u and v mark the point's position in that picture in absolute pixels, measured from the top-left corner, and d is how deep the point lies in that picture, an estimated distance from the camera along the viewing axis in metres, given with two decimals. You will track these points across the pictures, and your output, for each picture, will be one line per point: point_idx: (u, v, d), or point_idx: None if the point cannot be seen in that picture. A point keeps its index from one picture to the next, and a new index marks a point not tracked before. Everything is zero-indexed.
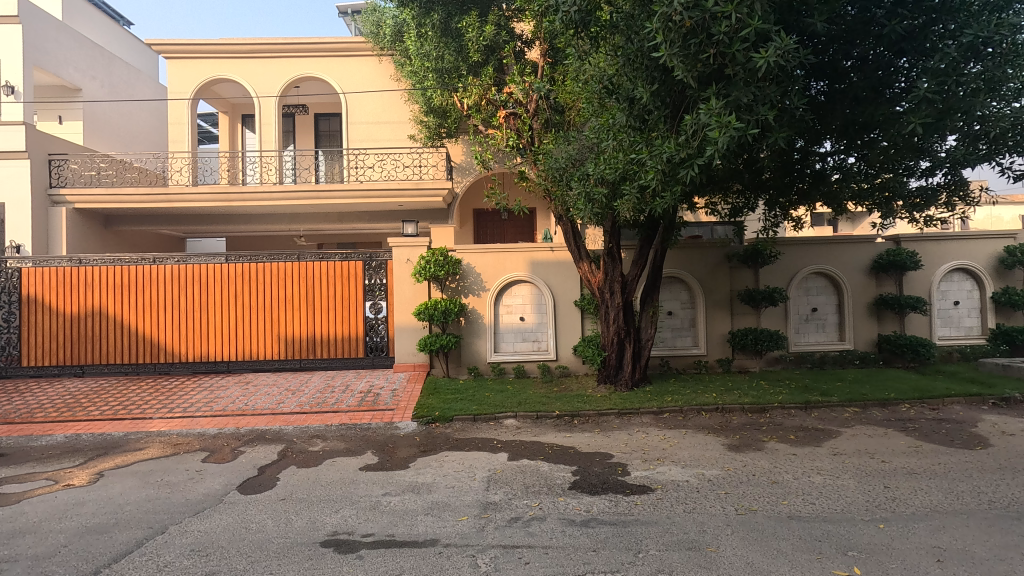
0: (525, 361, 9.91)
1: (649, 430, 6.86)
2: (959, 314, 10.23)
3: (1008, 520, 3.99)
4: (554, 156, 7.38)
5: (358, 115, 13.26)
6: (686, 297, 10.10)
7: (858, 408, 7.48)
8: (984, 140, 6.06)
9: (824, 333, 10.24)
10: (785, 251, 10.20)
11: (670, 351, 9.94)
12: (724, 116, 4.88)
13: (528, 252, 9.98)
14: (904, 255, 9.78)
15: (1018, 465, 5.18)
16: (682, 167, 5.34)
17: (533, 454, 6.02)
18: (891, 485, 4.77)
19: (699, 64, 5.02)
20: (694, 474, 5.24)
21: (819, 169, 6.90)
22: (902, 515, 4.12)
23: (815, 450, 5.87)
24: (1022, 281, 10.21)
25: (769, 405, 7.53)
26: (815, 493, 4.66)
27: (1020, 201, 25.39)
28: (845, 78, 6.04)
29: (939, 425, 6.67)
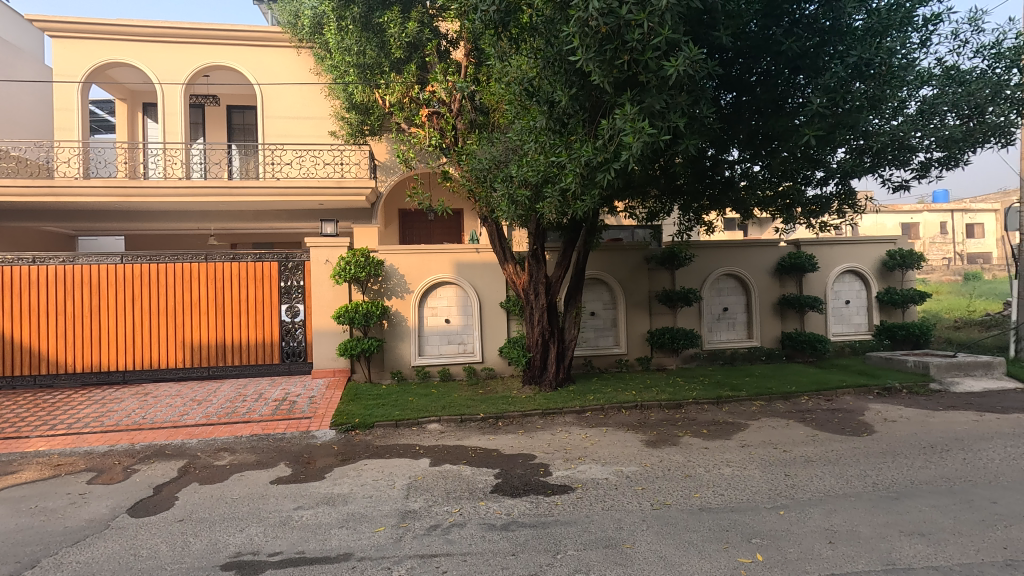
0: (450, 364, 9.80)
1: (572, 429, 6.96)
2: (850, 312, 11.18)
3: (889, 500, 4.37)
4: (477, 156, 7.34)
5: (275, 109, 12.59)
6: (608, 298, 10.39)
7: (764, 401, 7.98)
8: (869, 154, 6.68)
9: (733, 331, 10.87)
10: (699, 253, 10.73)
11: (593, 351, 10.17)
12: (638, 122, 5.03)
13: (453, 253, 9.89)
14: (803, 258, 10.59)
15: (898, 449, 5.71)
16: (600, 171, 5.46)
17: (456, 459, 5.93)
18: (790, 473, 5.11)
19: (615, 70, 5.16)
20: (613, 471, 5.36)
21: (728, 176, 7.28)
22: (800, 501, 4.41)
23: (725, 443, 6.18)
24: (900, 282, 11.34)
25: (684, 401, 7.87)
26: (725, 484, 4.90)
27: (900, 210, 28.29)
28: (748, 91, 6.41)
29: (832, 414, 7.24)
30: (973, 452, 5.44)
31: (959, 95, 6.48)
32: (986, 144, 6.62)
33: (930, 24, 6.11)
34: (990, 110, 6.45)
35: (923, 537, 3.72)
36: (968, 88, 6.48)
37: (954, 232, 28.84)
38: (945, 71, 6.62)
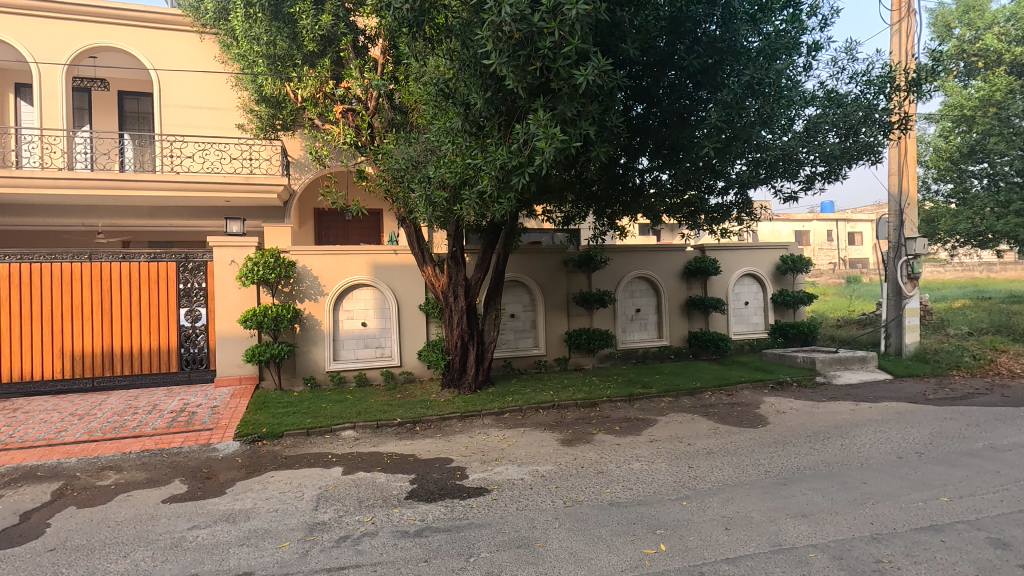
0: (367, 369, 9.53)
1: (490, 431, 6.99)
2: (749, 313, 12.06)
3: (778, 486, 4.75)
4: (394, 156, 7.20)
5: (174, 97, 11.67)
6: (527, 300, 10.54)
7: (672, 397, 8.41)
8: (764, 166, 7.24)
9: (645, 331, 11.39)
10: (614, 256, 11.14)
11: (512, 353, 10.27)
12: (551, 128, 5.15)
13: (371, 255, 9.63)
14: (707, 262, 11.27)
15: (787, 438, 6.22)
16: (515, 175, 5.54)
17: (370, 466, 5.77)
18: (693, 465, 5.42)
19: (528, 76, 5.26)
20: (528, 471, 5.43)
21: (638, 184, 7.62)
22: (701, 492, 4.69)
23: (635, 439, 6.45)
24: (792, 284, 12.40)
25: (599, 400, 8.13)
26: (634, 479, 5.11)
27: (793, 218, 30.91)
28: (655, 103, 6.74)
29: (732, 408, 7.77)
30: (850, 439, 6.03)
31: (838, 116, 7.18)
32: (860, 161, 7.38)
33: (813, 50, 6.72)
34: (863, 130, 7.21)
35: (805, 518, 4.07)
36: (846, 109, 7.19)
37: (838, 239, 31.97)
38: (827, 93, 7.30)
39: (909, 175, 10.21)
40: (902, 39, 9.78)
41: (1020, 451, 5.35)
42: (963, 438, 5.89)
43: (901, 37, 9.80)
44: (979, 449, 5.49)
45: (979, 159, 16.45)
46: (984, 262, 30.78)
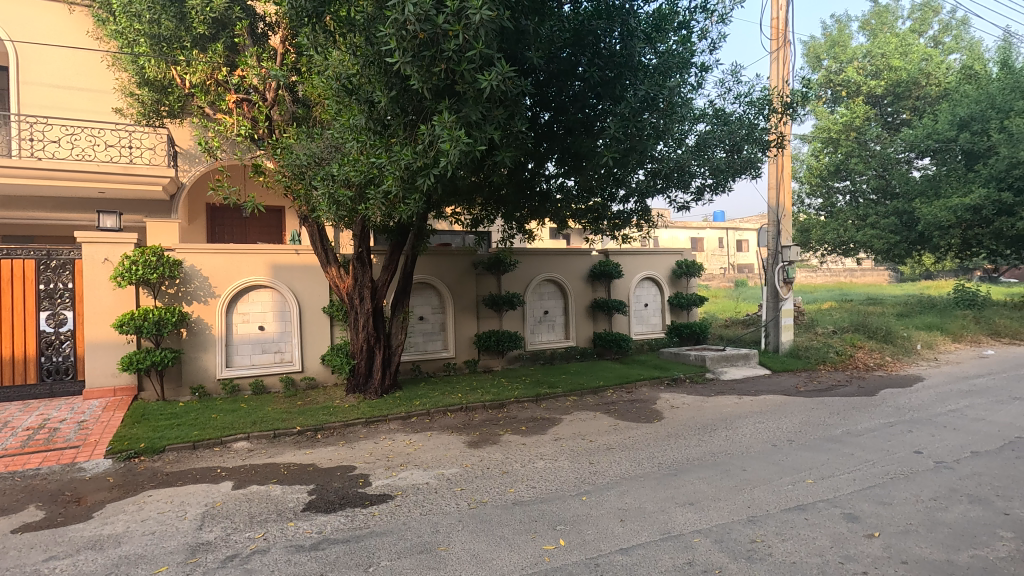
0: (264, 375, 8.98)
1: (396, 436, 6.84)
2: (648, 314, 12.75)
3: (669, 477, 5.07)
4: (295, 152, 6.87)
5: (35, 74, 10.33)
6: (437, 302, 10.46)
7: (576, 396, 8.70)
8: (660, 177, 7.73)
9: (553, 332, 11.70)
10: (522, 259, 11.34)
11: (421, 355, 10.14)
12: (455, 130, 5.16)
13: (269, 255, 9.10)
14: (611, 266, 11.78)
15: (680, 431, 6.65)
16: (420, 175, 5.50)
17: (264, 478, 5.43)
18: (594, 461, 5.64)
19: (433, 77, 5.24)
20: (434, 475, 5.38)
21: (544, 189, 7.84)
22: (599, 486, 4.89)
23: (540, 438, 6.60)
24: (686, 287, 13.28)
25: (506, 401, 8.23)
26: (537, 477, 5.22)
27: (690, 226, 33.13)
28: (560, 111, 6.97)
29: (632, 405, 8.18)
30: (733, 430, 6.57)
31: (724, 133, 7.81)
32: (744, 175, 8.07)
33: (702, 71, 7.26)
34: (745, 148, 7.90)
35: (692, 506, 4.37)
36: (731, 127, 7.84)
37: (728, 246, 34.73)
38: (715, 112, 7.92)
39: (785, 189, 11.28)
40: (780, 66, 10.82)
41: (870, 435, 6.10)
42: (826, 425, 6.62)
43: (779, 64, 10.83)
44: (839, 434, 6.20)
45: (842, 177, 18.58)
46: (847, 268, 34.83)
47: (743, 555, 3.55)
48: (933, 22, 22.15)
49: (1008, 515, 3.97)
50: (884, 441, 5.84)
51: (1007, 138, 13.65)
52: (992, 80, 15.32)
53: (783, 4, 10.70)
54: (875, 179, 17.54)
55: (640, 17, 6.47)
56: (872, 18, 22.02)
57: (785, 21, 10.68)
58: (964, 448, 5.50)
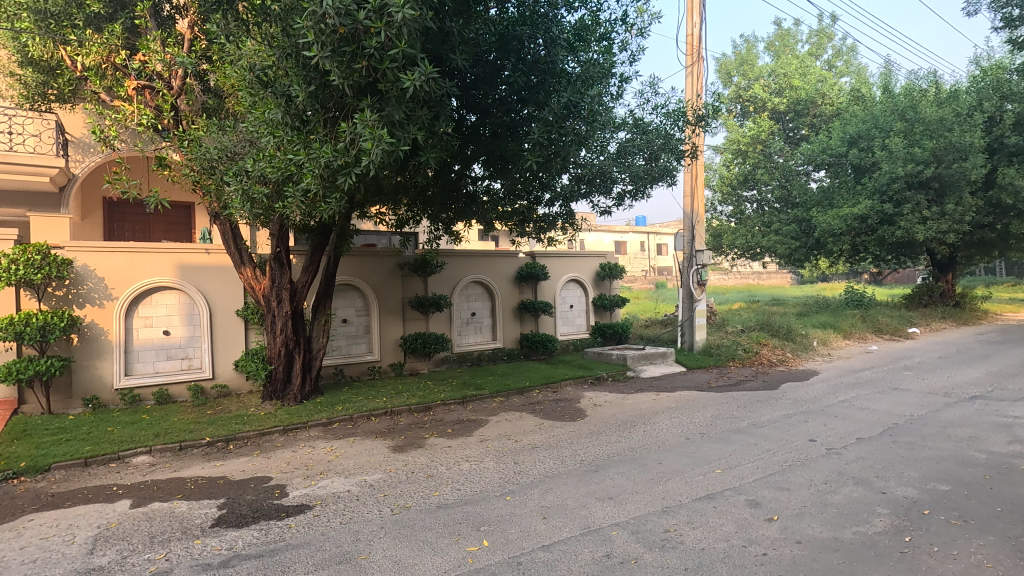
0: (169, 384, 8.35)
1: (316, 443, 6.59)
2: (573, 314, 13.07)
3: (591, 473, 5.23)
4: (204, 145, 6.46)
5: None
6: (361, 305, 10.19)
7: (503, 397, 8.77)
8: (583, 183, 7.99)
9: (480, 334, 11.72)
10: (449, 260, 11.28)
11: (343, 359, 9.83)
12: (378, 129, 5.07)
13: (176, 254, 8.49)
14: (537, 267, 11.98)
15: (601, 428, 6.88)
16: (340, 174, 5.35)
17: (168, 495, 5.05)
18: (519, 460, 5.71)
19: (355, 74, 5.12)
20: (355, 482, 5.23)
21: (471, 191, 7.86)
22: (523, 485, 4.96)
23: (466, 440, 6.60)
24: (609, 289, 13.73)
25: (432, 404, 8.14)
26: (462, 479, 5.22)
27: (614, 230, 34.32)
28: (486, 114, 7.02)
29: (557, 404, 8.35)
30: (650, 425, 6.88)
31: (642, 142, 8.19)
32: (660, 183, 8.48)
33: (622, 81, 7.56)
34: (662, 156, 8.31)
35: (611, 500, 4.54)
36: (648, 137, 8.23)
37: (649, 249, 36.32)
38: (634, 121, 8.28)
39: (698, 197, 11.94)
40: (694, 80, 11.45)
41: (772, 426, 6.60)
42: (734, 418, 7.08)
43: (693, 78, 11.47)
44: (745, 426, 6.64)
45: (750, 187, 20.10)
46: (754, 271, 37.43)
47: (658, 545, 3.73)
48: (827, 48, 24.31)
49: (886, 493, 4.43)
50: (783, 431, 6.33)
51: (888, 155, 15.17)
52: (876, 103, 16.98)
53: (697, 22, 11.33)
54: (778, 189, 19.07)
55: (563, 26, 6.67)
56: (776, 41, 23.81)
57: (699, 38, 11.32)
58: (850, 435, 6.07)
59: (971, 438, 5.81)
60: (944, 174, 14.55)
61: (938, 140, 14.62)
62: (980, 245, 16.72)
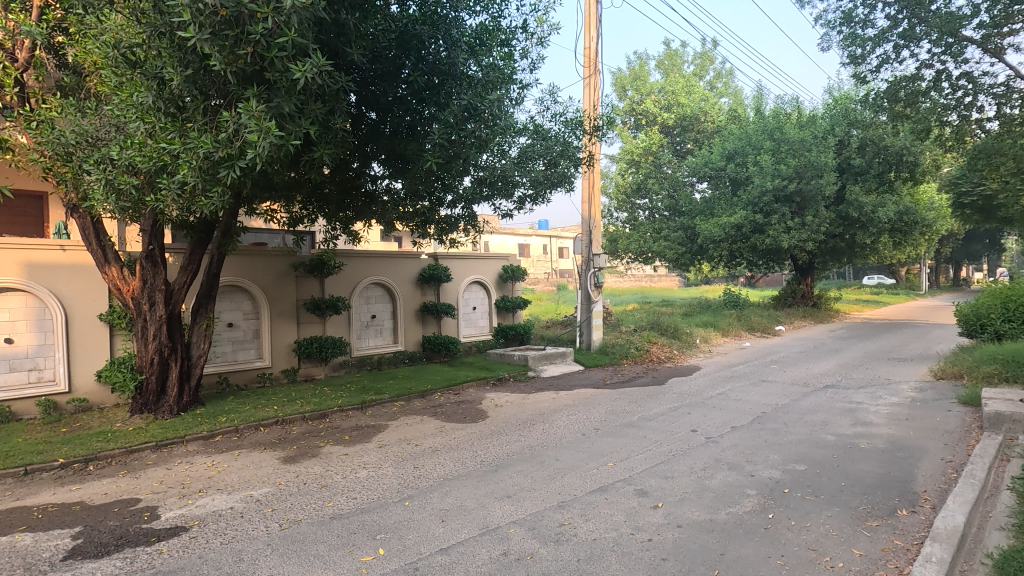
0: (13, 400, 7.26)
1: (195, 458, 6.05)
2: (476, 316, 13.11)
3: (490, 473, 5.28)
4: (58, 128, 5.73)
5: None
6: (250, 307, 9.54)
7: (404, 401, 8.59)
8: (485, 185, 8.09)
9: (380, 337, 11.40)
10: (347, 261, 10.86)
11: (229, 367, 9.12)
12: (265, 121, 4.77)
13: (22, 252, 7.43)
14: (440, 270, 11.91)
15: (502, 428, 6.97)
16: (222, 167, 4.98)
17: (8, 527, 4.39)
18: (418, 464, 5.63)
19: (239, 61, 4.80)
20: (239, 498, 4.86)
21: (370, 189, 7.68)
22: (422, 490, 4.89)
23: (364, 446, 6.39)
24: (511, 291, 13.95)
25: (329, 410, 7.80)
26: (359, 487, 5.05)
27: (517, 233, 35.01)
28: (386, 112, 6.88)
29: (459, 406, 8.35)
30: (549, 423, 7.09)
31: (542, 148, 8.45)
32: (560, 188, 8.74)
33: (522, 88, 7.72)
34: (561, 162, 8.61)
35: (509, 498, 4.61)
36: (548, 143, 8.51)
37: (551, 253, 37.41)
38: (535, 127, 8.53)
39: (596, 203, 12.48)
40: (591, 92, 11.98)
41: (659, 419, 7.06)
42: (626, 413, 7.48)
43: (590, 89, 11.98)
44: (636, 420, 7.05)
45: (642, 195, 21.32)
46: (647, 274, 39.89)
47: (553, 539, 3.84)
48: (709, 70, 26.53)
49: (754, 475, 4.90)
50: (669, 423, 6.80)
51: (759, 170, 16.84)
52: (749, 123, 18.76)
53: (594, 36, 11.86)
54: (667, 199, 20.38)
55: (464, 29, 6.71)
56: (666, 60, 25.56)
57: (596, 52, 11.86)
58: (725, 424, 6.66)
59: (824, 422, 6.60)
60: (804, 189, 16.40)
61: (800, 159, 16.48)
62: (832, 254, 19.02)
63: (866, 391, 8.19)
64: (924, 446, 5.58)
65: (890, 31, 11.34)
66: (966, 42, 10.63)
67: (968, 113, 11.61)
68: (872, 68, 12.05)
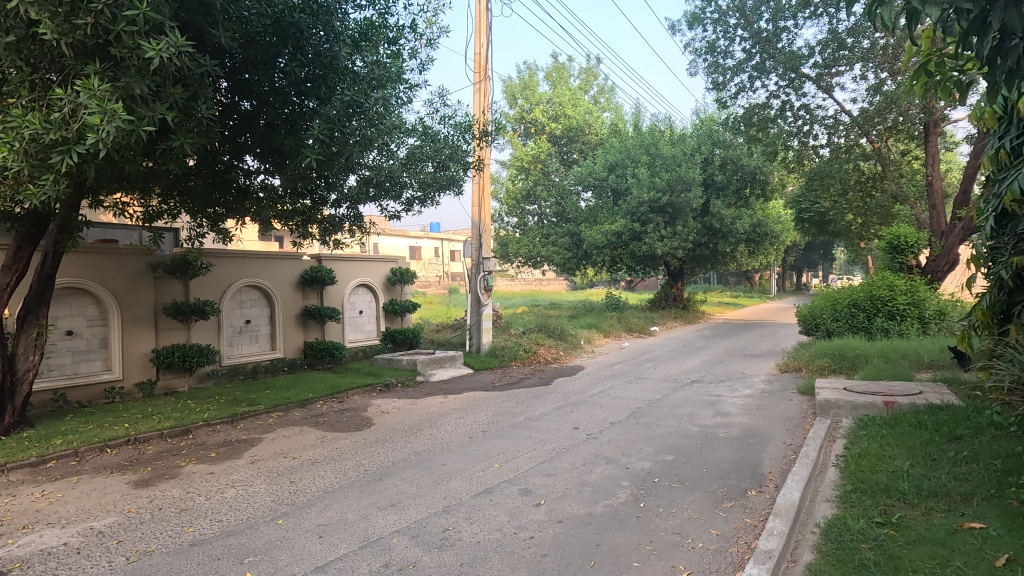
0: None
1: (19, 489, 5.18)
2: (362, 321, 12.62)
3: (374, 482, 5.10)
4: None
5: None
6: (95, 313, 8.38)
7: (280, 412, 8.03)
8: (372, 186, 7.87)
9: (255, 344, 10.58)
10: (216, 262, 9.96)
11: (68, 381, 7.94)
12: (109, 102, 4.25)
13: None
14: (323, 272, 11.32)
15: (388, 435, 6.78)
16: (55, 151, 4.34)
17: None
18: (295, 479, 5.29)
19: (77, 32, 4.26)
20: (76, 532, 4.24)
21: (243, 184, 7.18)
22: (298, 506, 4.60)
23: (234, 463, 5.88)
24: (400, 294, 13.62)
25: (192, 425, 7.07)
26: (225, 508, 4.63)
27: (408, 235, 34.45)
28: (261, 102, 6.50)
29: (342, 414, 7.99)
30: (437, 428, 7.02)
31: (430, 150, 8.37)
32: (449, 191, 8.68)
33: (410, 88, 7.62)
34: (450, 165, 8.58)
35: (392, 507, 4.48)
36: (436, 145, 8.45)
37: (443, 256, 37.25)
38: (423, 129, 8.45)
39: (485, 208, 12.58)
40: (481, 97, 12.08)
41: (543, 418, 7.28)
42: (512, 414, 7.62)
43: (480, 95, 12.09)
44: (522, 421, 7.21)
45: (531, 202, 22.23)
46: (536, 277, 41.13)
47: (436, 546, 3.79)
48: (593, 85, 27.98)
49: (628, 468, 5.22)
50: (553, 423, 7.03)
51: (637, 182, 18.08)
52: (629, 137, 20.04)
53: (484, 42, 11.99)
54: (555, 206, 21.17)
55: (348, 23, 6.48)
56: (553, 72, 26.54)
57: (486, 58, 12.00)
58: (604, 421, 7.03)
59: (689, 415, 7.21)
60: (676, 202, 17.82)
61: (672, 174, 17.90)
62: (700, 261, 20.91)
63: (725, 385, 9.09)
64: (770, 433, 6.30)
65: (745, 63, 12.74)
66: (804, 78, 12.27)
67: (806, 140, 13.37)
68: (731, 94, 13.45)
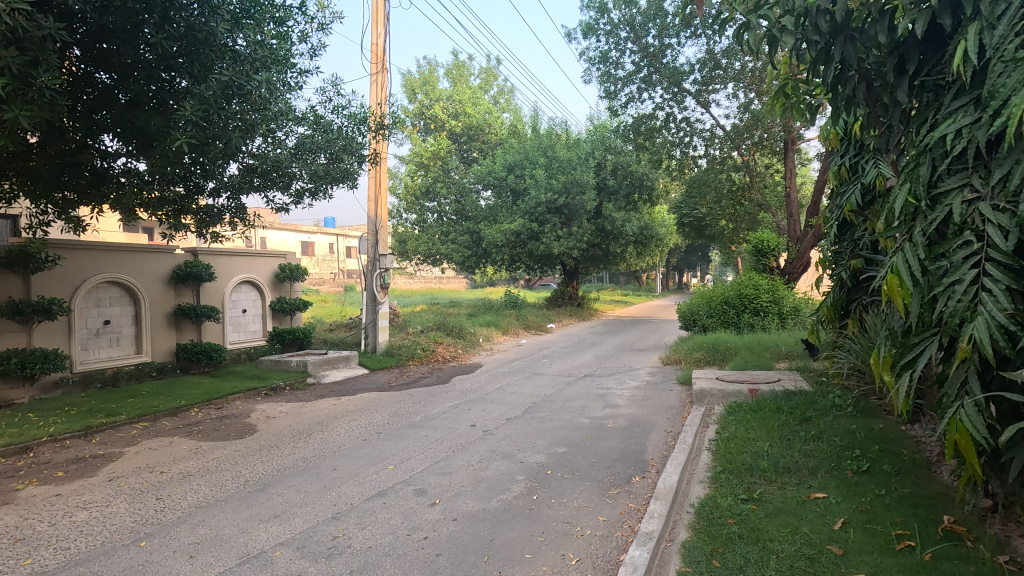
0: None
1: None
2: (245, 320, 11.70)
3: (255, 493, 4.75)
4: None
5: None
6: None
7: (146, 422, 7.22)
8: (257, 176, 7.37)
9: (116, 347, 9.42)
10: (67, 255, 8.75)
11: None
12: None
13: None
14: (199, 267, 10.33)
15: (273, 442, 6.35)
16: None
17: None
18: (162, 495, 4.79)
19: None
20: None
21: (100, 167, 6.41)
22: (166, 525, 4.16)
23: (87, 481, 5.19)
24: (289, 292, 12.81)
25: (34, 442, 6.14)
26: (74, 533, 4.07)
27: (300, 229, 32.68)
28: (122, 76, 5.85)
29: (221, 421, 7.36)
30: (328, 431, 6.70)
31: (322, 141, 7.95)
32: (342, 185, 8.29)
33: (299, 74, 7.18)
34: (344, 158, 8.19)
35: (276, 518, 4.20)
36: (329, 136, 8.04)
37: (339, 252, 35.94)
38: (314, 118, 8.01)
39: (382, 203, 12.21)
40: (378, 89, 11.71)
41: (440, 417, 7.21)
42: (409, 414, 7.47)
43: (377, 86, 11.72)
44: (418, 420, 7.08)
45: (431, 199, 22.04)
46: (436, 275, 40.86)
47: (324, 555, 3.60)
48: (493, 85, 28.23)
49: (523, 462, 5.33)
50: (450, 421, 6.99)
51: (535, 184, 18.49)
52: (528, 138, 20.47)
53: (382, 33, 11.62)
54: (454, 203, 21.29)
55: None
56: (454, 69, 26.41)
57: (383, 50, 11.64)
58: (501, 417, 7.12)
59: (582, 408, 7.52)
60: (571, 204, 18.42)
61: (567, 176, 18.50)
62: (593, 261, 21.89)
63: (614, 378, 9.60)
64: (654, 421, 6.75)
65: (635, 75, 13.51)
66: (686, 93, 13.26)
67: (687, 150, 14.45)
68: (622, 103, 14.19)
